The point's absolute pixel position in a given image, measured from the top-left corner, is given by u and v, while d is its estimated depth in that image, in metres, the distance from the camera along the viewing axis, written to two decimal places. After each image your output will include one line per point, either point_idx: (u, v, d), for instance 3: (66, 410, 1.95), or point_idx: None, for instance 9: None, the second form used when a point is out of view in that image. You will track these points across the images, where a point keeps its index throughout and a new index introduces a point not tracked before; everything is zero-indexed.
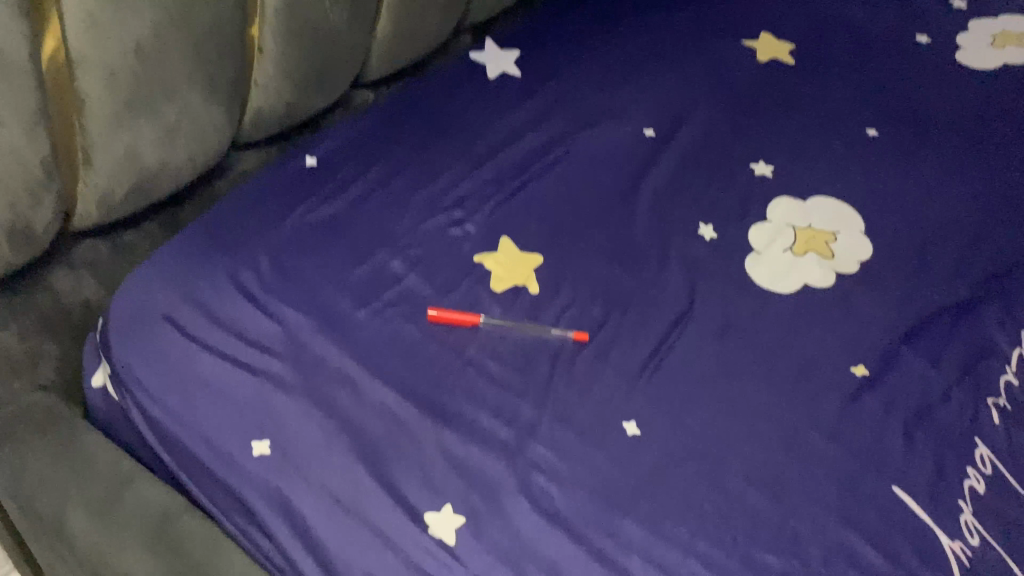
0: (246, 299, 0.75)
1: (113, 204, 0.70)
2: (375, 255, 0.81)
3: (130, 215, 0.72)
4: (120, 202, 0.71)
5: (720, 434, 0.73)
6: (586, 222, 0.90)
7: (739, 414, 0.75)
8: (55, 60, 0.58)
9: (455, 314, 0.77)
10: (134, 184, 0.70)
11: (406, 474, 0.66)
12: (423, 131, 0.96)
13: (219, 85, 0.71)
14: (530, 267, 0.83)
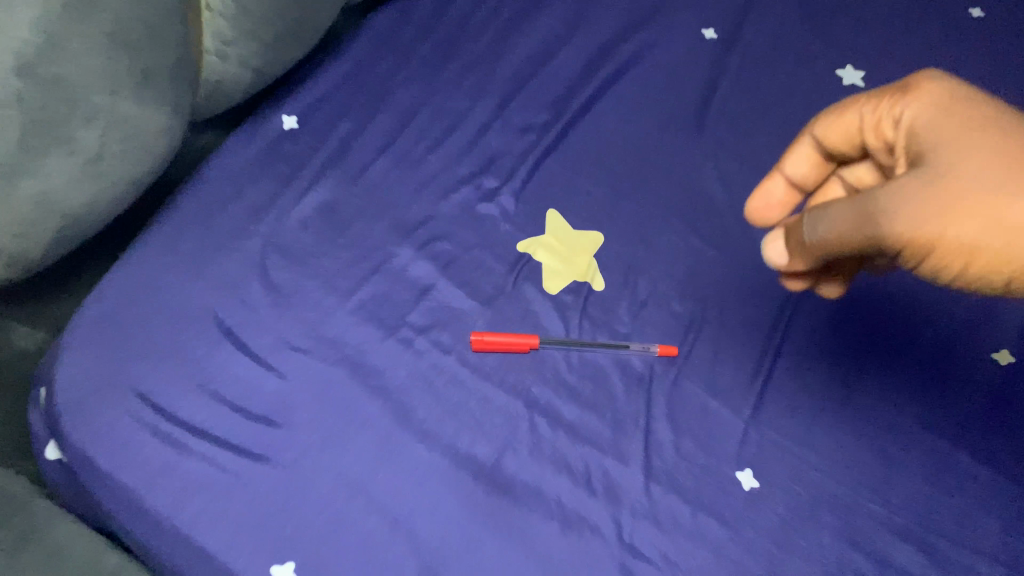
0: (237, 346, 0.57)
1: (29, 261, 0.52)
2: (390, 257, 0.62)
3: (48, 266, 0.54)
4: (38, 257, 0.53)
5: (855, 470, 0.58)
6: (650, 174, 0.71)
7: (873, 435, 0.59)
8: None
9: (505, 337, 0.59)
10: (55, 235, 0.52)
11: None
12: (428, 60, 0.74)
13: (152, 81, 0.53)
14: (589, 253, 0.65)
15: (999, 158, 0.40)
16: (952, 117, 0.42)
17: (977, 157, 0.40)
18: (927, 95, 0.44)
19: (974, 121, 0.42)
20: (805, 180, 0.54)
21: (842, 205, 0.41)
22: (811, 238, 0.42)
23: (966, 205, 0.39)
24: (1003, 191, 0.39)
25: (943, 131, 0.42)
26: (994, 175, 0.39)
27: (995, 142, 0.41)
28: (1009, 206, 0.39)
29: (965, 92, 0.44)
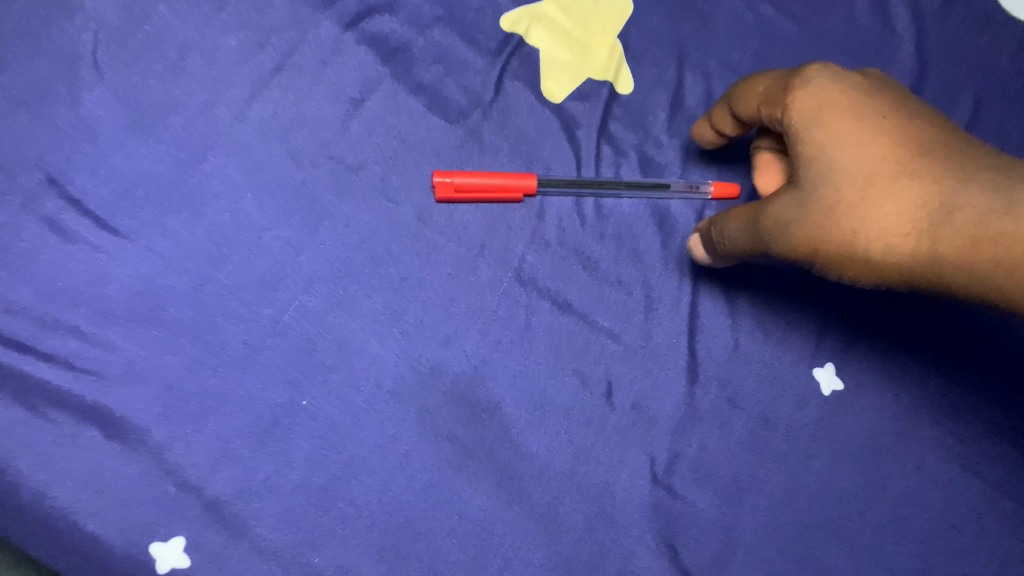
0: (70, 202, 0.37)
1: None
2: (307, 45, 0.40)
3: None
4: None
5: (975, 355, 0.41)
6: None
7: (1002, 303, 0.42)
8: None
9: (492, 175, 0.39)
10: None
11: (452, 548, 0.35)
12: None
13: None
14: (611, 32, 0.44)
15: (872, 156, 0.31)
16: (822, 100, 0.32)
17: (841, 155, 0.31)
18: (828, 71, 0.34)
19: (846, 114, 0.32)
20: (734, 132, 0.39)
21: (738, 219, 0.35)
22: (717, 241, 0.36)
23: (820, 221, 0.31)
24: (870, 206, 0.30)
25: (823, 104, 0.32)
26: (862, 180, 0.30)
27: (870, 136, 0.31)
28: (874, 227, 0.30)
29: (846, 80, 0.33)
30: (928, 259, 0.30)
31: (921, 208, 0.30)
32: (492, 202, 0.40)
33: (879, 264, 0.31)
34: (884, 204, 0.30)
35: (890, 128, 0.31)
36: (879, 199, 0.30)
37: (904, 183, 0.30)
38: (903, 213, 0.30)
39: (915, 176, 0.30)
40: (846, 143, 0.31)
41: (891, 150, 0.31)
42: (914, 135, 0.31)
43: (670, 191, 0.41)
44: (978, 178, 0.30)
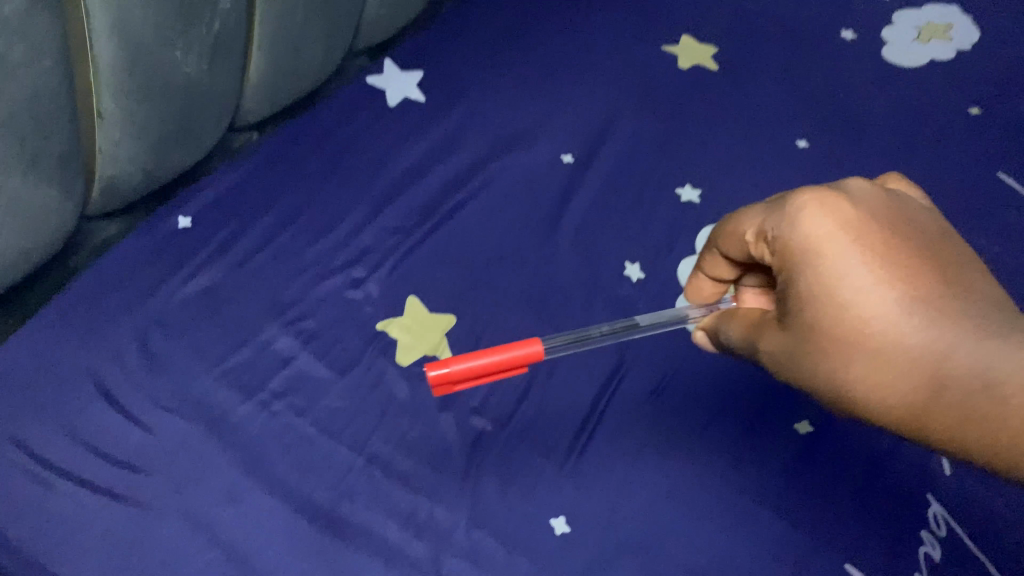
0: (108, 402, 0.64)
1: None
2: (260, 331, 0.71)
3: None
4: None
5: (661, 514, 0.67)
6: (503, 266, 0.82)
7: (676, 482, 0.69)
8: None
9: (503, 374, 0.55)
10: None
11: None
12: (315, 172, 0.86)
13: (45, 163, 0.57)
14: (441, 332, 0.74)
15: (876, 308, 0.44)
16: (817, 251, 0.46)
17: (852, 305, 0.45)
18: (823, 207, 0.47)
19: (845, 271, 0.45)
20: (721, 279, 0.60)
21: (736, 326, 0.55)
22: (735, 336, 0.55)
23: (834, 356, 0.46)
24: (883, 354, 0.44)
25: (826, 248, 0.46)
26: (857, 333, 0.45)
27: (870, 287, 0.44)
28: (874, 368, 0.45)
29: (841, 227, 0.46)
30: (909, 399, 0.44)
31: (930, 363, 0.43)
32: (356, 415, 0.67)
33: (881, 397, 0.45)
34: (874, 353, 0.44)
35: (898, 278, 0.44)
36: (873, 347, 0.44)
37: (911, 338, 0.44)
38: (894, 359, 0.44)
39: (927, 330, 0.43)
40: (845, 291, 0.45)
41: (899, 307, 0.44)
42: (914, 287, 0.44)
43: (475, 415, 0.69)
44: (975, 341, 0.43)
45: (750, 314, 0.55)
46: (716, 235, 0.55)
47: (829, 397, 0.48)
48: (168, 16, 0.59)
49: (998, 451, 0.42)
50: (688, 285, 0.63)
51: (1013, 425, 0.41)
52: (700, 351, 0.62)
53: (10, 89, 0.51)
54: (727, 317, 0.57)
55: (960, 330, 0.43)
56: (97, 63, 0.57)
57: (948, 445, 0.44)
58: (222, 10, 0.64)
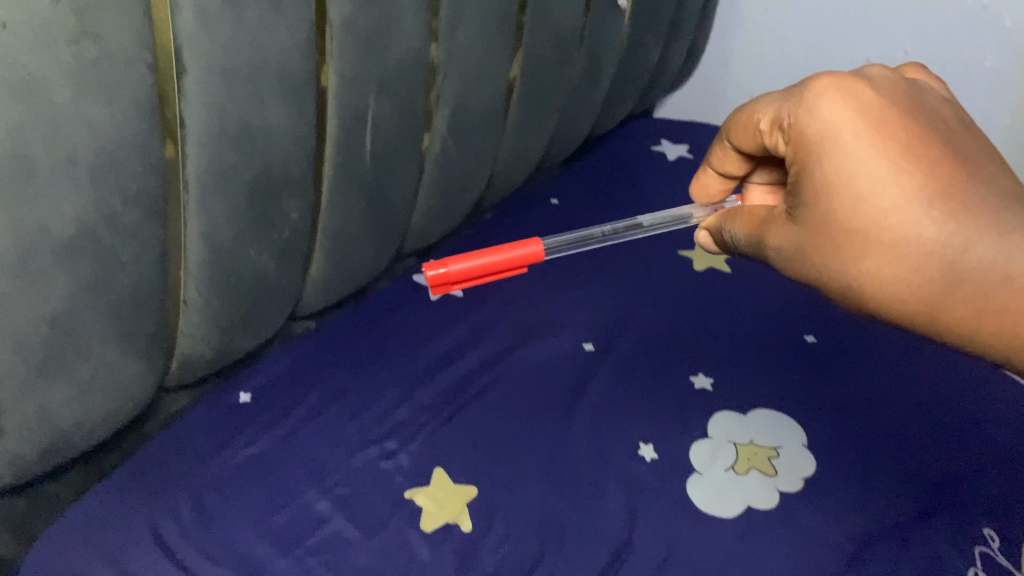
0: (164, 555, 0.73)
1: (18, 485, 0.69)
2: (300, 494, 0.80)
3: (28, 484, 0.71)
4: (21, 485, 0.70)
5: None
6: (522, 442, 0.90)
7: None
8: None
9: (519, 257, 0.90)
10: (41, 467, 0.68)
11: None
12: (360, 356, 0.97)
13: (139, 340, 0.68)
14: (462, 501, 0.81)
15: (899, 208, 0.71)
16: (858, 138, 0.72)
17: (867, 199, 0.71)
18: (845, 99, 0.74)
19: (885, 166, 0.71)
20: (724, 172, 0.93)
21: (741, 225, 0.87)
22: (737, 239, 0.88)
23: (840, 250, 0.74)
24: (903, 242, 0.71)
25: (847, 139, 0.72)
26: (876, 222, 0.71)
27: (884, 179, 0.71)
28: (879, 256, 0.72)
29: (866, 125, 0.72)
30: (926, 289, 0.72)
31: (946, 254, 0.70)
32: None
33: (878, 282, 0.74)
34: (901, 238, 0.71)
35: (918, 171, 0.71)
36: (887, 240, 0.71)
37: (926, 231, 0.70)
38: (911, 250, 0.71)
39: (943, 219, 0.70)
40: (864, 185, 0.71)
41: (918, 204, 0.70)
42: (925, 183, 0.71)
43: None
44: (997, 239, 0.70)
45: (752, 215, 0.87)
46: (730, 132, 0.86)
47: (842, 294, 0.77)
48: (246, 223, 0.74)
49: (1002, 333, 0.70)
50: (698, 181, 0.97)
51: (1008, 302, 0.69)
52: (702, 248, 0.96)
53: (123, 280, 0.64)
54: (730, 219, 0.89)
55: (982, 227, 0.70)
56: (186, 258, 0.71)
57: (946, 320, 0.73)
58: (291, 220, 0.79)
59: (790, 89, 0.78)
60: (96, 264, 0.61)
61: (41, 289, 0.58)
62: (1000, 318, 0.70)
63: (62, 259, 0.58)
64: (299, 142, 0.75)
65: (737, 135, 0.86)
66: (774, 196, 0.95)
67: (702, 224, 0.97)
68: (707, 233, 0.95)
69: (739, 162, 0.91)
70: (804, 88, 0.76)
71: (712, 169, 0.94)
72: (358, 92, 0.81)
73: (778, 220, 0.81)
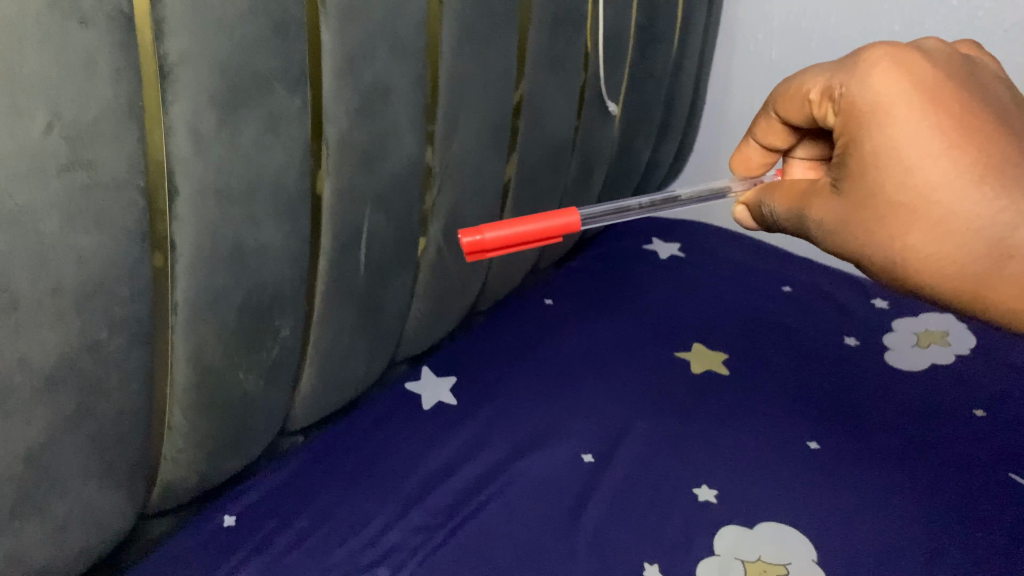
0: None
1: None
2: None
3: None
4: None
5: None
6: (522, 568, 0.86)
7: None
8: None
9: (544, 222, 0.78)
10: None
11: None
12: (350, 473, 0.93)
13: (119, 472, 0.65)
14: None
15: (946, 180, 0.63)
16: (911, 104, 0.65)
17: (915, 170, 0.64)
18: (897, 65, 0.67)
19: (937, 138, 0.64)
20: (770, 145, 0.87)
21: (780, 199, 0.81)
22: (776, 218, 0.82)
23: (877, 228, 0.68)
24: (953, 220, 0.63)
25: (896, 106, 0.65)
26: (924, 197, 0.64)
27: (935, 153, 0.64)
28: (940, 223, 0.64)
29: (916, 91, 0.65)
30: (966, 269, 0.65)
31: (995, 234, 0.63)
32: None
33: (909, 265, 0.68)
34: (951, 212, 0.63)
35: (972, 143, 0.63)
36: (934, 215, 0.64)
37: (976, 207, 0.62)
38: (958, 228, 0.63)
39: (995, 196, 0.62)
40: (914, 159, 0.64)
41: (971, 177, 0.63)
42: (981, 158, 0.63)
43: None
44: None
45: (791, 189, 0.81)
46: (776, 103, 0.81)
47: (881, 270, 0.70)
48: (236, 344, 0.71)
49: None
50: (740, 152, 0.91)
51: None
52: (740, 224, 0.90)
53: (106, 410, 0.61)
54: (769, 192, 0.83)
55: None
56: (172, 383, 0.68)
57: (993, 301, 0.65)
58: (282, 338, 0.76)
59: (841, 61, 0.72)
60: (78, 396, 0.58)
61: (19, 425, 0.55)
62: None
63: (43, 393, 0.56)
64: (293, 260, 0.74)
65: (785, 107, 0.80)
66: (817, 172, 0.88)
67: (738, 196, 0.90)
68: (746, 206, 0.88)
69: (782, 136, 0.85)
70: (856, 59, 0.70)
71: (755, 141, 0.88)
72: (354, 207, 0.80)
73: (819, 192, 0.74)
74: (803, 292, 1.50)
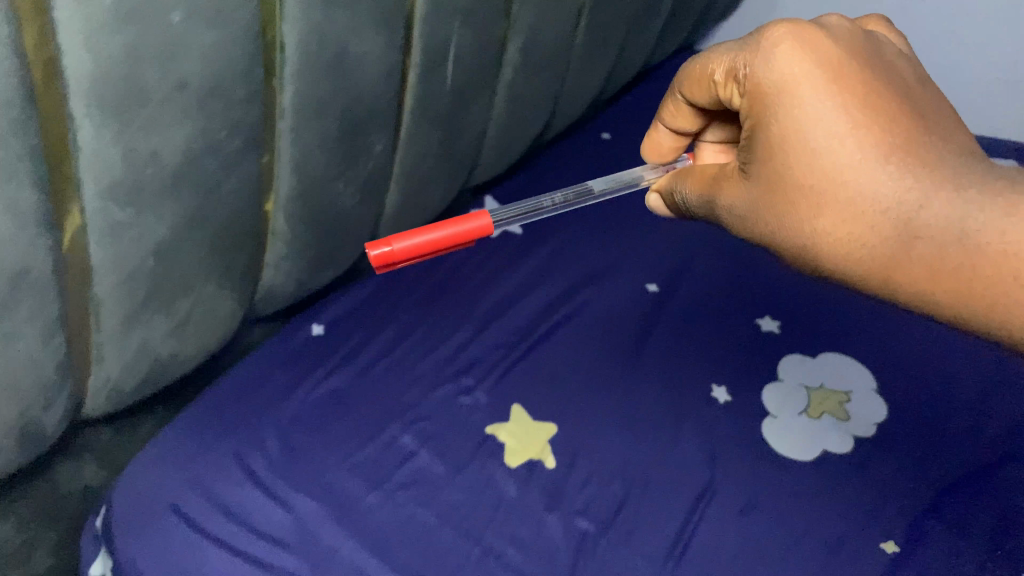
0: (254, 485, 0.73)
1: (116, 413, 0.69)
2: (384, 430, 0.79)
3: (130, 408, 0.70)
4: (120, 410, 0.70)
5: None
6: (596, 386, 0.90)
7: None
8: (73, 309, 0.55)
9: (451, 242, 0.66)
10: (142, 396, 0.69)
11: None
12: (427, 293, 0.96)
13: (233, 273, 0.67)
14: (543, 439, 0.81)
15: (852, 163, 0.55)
16: (816, 87, 0.56)
17: (823, 157, 0.56)
18: (803, 45, 0.57)
19: (845, 120, 0.55)
20: (679, 130, 0.72)
21: (693, 184, 0.69)
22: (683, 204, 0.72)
23: (791, 212, 0.59)
24: (859, 205, 0.55)
25: (806, 90, 0.56)
26: (835, 179, 0.56)
27: (840, 133, 0.55)
28: (852, 203, 0.55)
29: (819, 74, 0.56)
30: (878, 251, 0.56)
31: (900, 215, 0.54)
32: (475, 497, 0.75)
33: (819, 254, 0.59)
34: (858, 198, 0.55)
35: (879, 125, 0.55)
36: (843, 198, 0.56)
37: (881, 190, 0.54)
38: (868, 209, 0.55)
39: (897, 176, 0.54)
40: (823, 139, 0.56)
41: (873, 158, 0.55)
42: (888, 137, 0.55)
43: (585, 520, 0.75)
44: (948, 197, 0.53)
45: (705, 174, 0.69)
46: (682, 82, 0.67)
47: (797, 257, 0.61)
48: (336, 157, 0.71)
49: (960, 293, 0.53)
50: (647, 138, 0.75)
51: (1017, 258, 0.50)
52: (653, 213, 0.77)
53: (222, 212, 0.62)
54: (681, 178, 0.71)
55: (933, 182, 0.54)
56: (277, 190, 0.69)
57: (905, 289, 0.56)
58: (376, 154, 0.77)
59: (746, 36, 0.61)
60: (200, 196, 0.59)
61: (150, 219, 0.56)
62: (962, 277, 0.53)
63: (170, 188, 0.56)
64: (388, 72, 0.72)
65: (688, 88, 0.66)
66: (729, 157, 0.75)
67: (653, 185, 0.77)
68: (659, 194, 0.76)
69: (694, 119, 0.70)
70: (760, 35, 0.60)
71: (663, 125, 0.73)
72: (444, 20, 0.77)
73: (730, 172, 0.65)
74: None
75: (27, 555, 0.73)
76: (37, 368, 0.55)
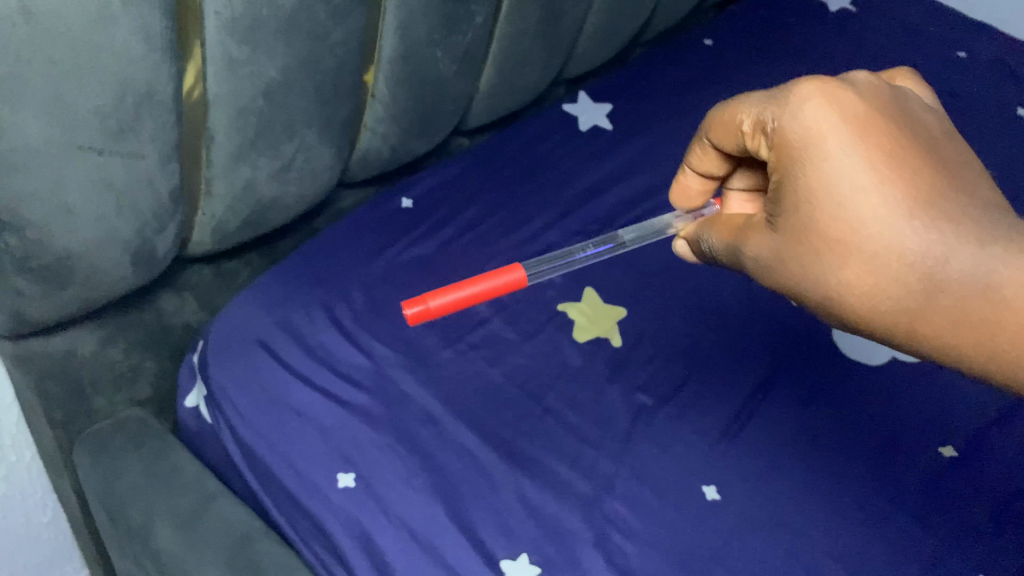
0: (337, 330, 0.78)
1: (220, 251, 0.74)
2: None
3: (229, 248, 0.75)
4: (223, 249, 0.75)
5: (812, 517, 0.73)
6: (672, 274, 0.90)
7: (815, 480, 0.75)
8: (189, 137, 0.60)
9: (485, 294, 0.67)
10: (243, 238, 0.74)
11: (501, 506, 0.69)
12: (510, 179, 0.97)
13: (333, 126, 0.71)
14: (612, 319, 0.84)
15: (879, 218, 0.47)
16: (838, 137, 0.49)
17: (845, 209, 0.48)
18: (828, 93, 0.50)
19: (867, 172, 0.48)
20: (706, 174, 0.66)
21: (719, 233, 0.62)
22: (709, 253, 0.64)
23: (811, 267, 0.51)
24: (884, 261, 0.48)
25: (829, 139, 0.49)
26: (858, 235, 0.48)
27: (865, 185, 0.48)
28: (875, 261, 0.48)
29: (843, 123, 0.49)
30: (902, 307, 0.49)
31: (927, 271, 0.47)
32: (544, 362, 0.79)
33: (841, 310, 0.52)
34: (885, 255, 0.48)
35: (907, 177, 0.48)
36: (868, 254, 0.48)
37: (908, 246, 0.47)
38: (892, 263, 0.48)
39: (925, 231, 0.47)
40: (844, 190, 0.48)
41: (900, 212, 0.47)
42: (915, 188, 0.47)
43: (646, 396, 0.78)
44: (974, 250, 0.47)
45: (732, 222, 0.62)
46: (708, 126, 0.60)
47: (818, 309, 0.53)
48: (438, 22, 0.73)
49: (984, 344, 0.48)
50: (676, 183, 0.69)
51: None
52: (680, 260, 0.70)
53: (329, 62, 0.65)
54: (708, 225, 0.64)
55: (963, 237, 0.47)
56: (381, 50, 0.71)
57: (929, 344, 0.50)
58: (476, 25, 0.78)
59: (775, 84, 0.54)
60: (310, 43, 0.62)
61: (261, 58, 0.59)
62: (984, 332, 0.47)
63: (284, 32, 0.59)
64: None
65: (716, 132, 0.60)
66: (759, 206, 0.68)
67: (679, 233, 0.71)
68: (686, 242, 0.68)
69: (720, 162, 0.64)
70: (788, 85, 0.53)
71: (691, 169, 0.67)
72: None
73: (756, 223, 0.57)
74: (982, 55, 1.38)
75: (132, 378, 0.79)
76: (154, 189, 0.60)
